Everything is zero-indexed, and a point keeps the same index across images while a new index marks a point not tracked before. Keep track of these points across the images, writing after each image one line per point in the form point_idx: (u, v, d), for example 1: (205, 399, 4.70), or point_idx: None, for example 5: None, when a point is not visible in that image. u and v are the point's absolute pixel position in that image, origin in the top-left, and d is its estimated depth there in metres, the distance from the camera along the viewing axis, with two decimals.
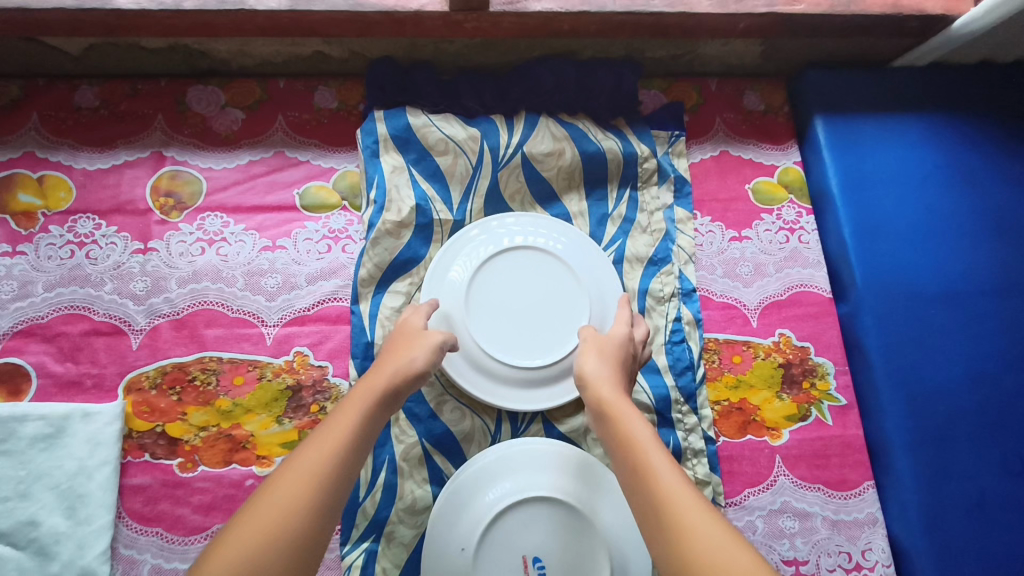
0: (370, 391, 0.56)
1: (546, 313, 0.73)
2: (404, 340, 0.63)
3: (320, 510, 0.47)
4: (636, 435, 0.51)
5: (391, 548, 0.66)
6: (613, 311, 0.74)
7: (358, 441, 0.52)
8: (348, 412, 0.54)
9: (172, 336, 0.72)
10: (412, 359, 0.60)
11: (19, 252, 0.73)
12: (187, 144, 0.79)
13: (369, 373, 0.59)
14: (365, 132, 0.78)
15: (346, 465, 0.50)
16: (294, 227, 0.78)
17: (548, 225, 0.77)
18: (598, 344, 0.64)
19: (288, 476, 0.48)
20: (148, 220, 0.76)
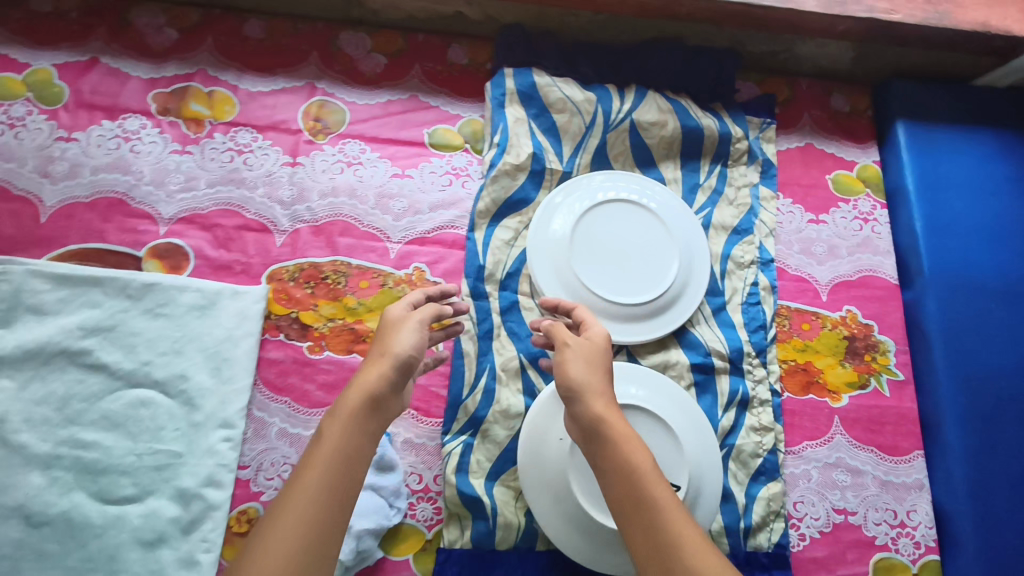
0: (365, 390, 0.56)
1: (639, 261, 0.81)
2: (386, 339, 0.61)
3: (331, 529, 0.50)
4: (627, 461, 0.54)
5: (486, 443, 0.75)
6: (699, 264, 0.83)
7: (360, 440, 0.54)
8: (347, 415, 0.55)
9: (309, 239, 0.82)
10: (396, 351, 0.59)
11: (188, 151, 0.84)
12: (335, 79, 0.89)
13: (360, 373, 0.58)
14: (495, 84, 0.87)
15: (350, 473, 0.52)
16: (422, 160, 0.87)
17: (644, 185, 0.86)
18: (582, 348, 0.62)
19: (299, 499, 0.50)
20: (297, 139, 0.86)
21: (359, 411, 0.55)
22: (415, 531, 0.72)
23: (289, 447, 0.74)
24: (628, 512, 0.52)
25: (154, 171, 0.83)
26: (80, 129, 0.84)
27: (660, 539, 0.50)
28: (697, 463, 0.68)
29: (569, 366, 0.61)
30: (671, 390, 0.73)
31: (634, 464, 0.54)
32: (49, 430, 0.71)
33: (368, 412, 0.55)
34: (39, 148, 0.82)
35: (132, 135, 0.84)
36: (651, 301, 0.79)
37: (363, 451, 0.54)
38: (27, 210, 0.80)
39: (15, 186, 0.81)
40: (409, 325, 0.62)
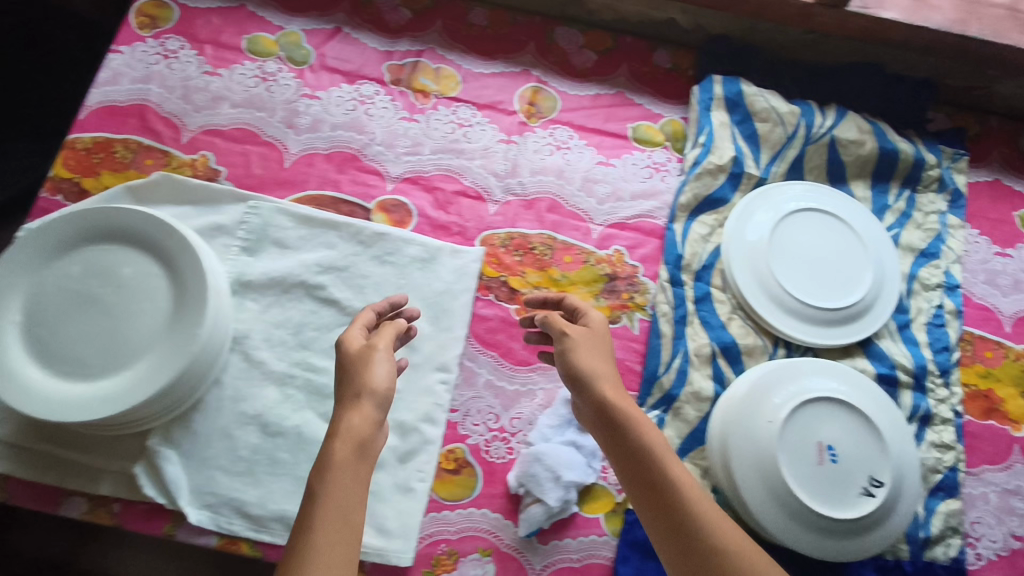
0: (355, 435, 0.56)
1: (834, 268, 0.84)
2: (359, 377, 0.60)
3: (351, 536, 0.51)
4: (663, 466, 0.58)
5: (676, 421, 0.79)
6: (891, 277, 0.85)
7: (357, 479, 0.54)
8: (341, 460, 0.54)
9: (521, 211, 0.88)
10: (372, 387, 0.59)
11: (415, 118, 0.91)
12: (549, 69, 0.96)
13: (340, 421, 0.57)
14: (703, 89, 0.92)
15: (356, 489, 0.53)
16: (625, 152, 0.92)
17: (837, 197, 0.89)
18: (583, 338, 0.67)
19: (330, 524, 0.50)
20: (513, 120, 0.92)
21: (348, 448, 0.55)
22: (606, 493, 0.76)
23: (493, 398, 0.79)
24: (658, 515, 0.57)
25: (385, 133, 0.90)
26: (322, 89, 0.92)
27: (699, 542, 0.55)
28: (901, 464, 0.70)
29: (581, 355, 0.65)
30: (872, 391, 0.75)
31: (669, 467, 0.58)
32: (286, 351, 0.79)
33: (356, 454, 0.55)
34: (286, 102, 0.91)
35: (367, 100, 0.92)
36: (846, 306, 0.82)
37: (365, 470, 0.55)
38: (273, 155, 0.88)
39: (264, 133, 0.89)
40: (378, 356, 0.62)
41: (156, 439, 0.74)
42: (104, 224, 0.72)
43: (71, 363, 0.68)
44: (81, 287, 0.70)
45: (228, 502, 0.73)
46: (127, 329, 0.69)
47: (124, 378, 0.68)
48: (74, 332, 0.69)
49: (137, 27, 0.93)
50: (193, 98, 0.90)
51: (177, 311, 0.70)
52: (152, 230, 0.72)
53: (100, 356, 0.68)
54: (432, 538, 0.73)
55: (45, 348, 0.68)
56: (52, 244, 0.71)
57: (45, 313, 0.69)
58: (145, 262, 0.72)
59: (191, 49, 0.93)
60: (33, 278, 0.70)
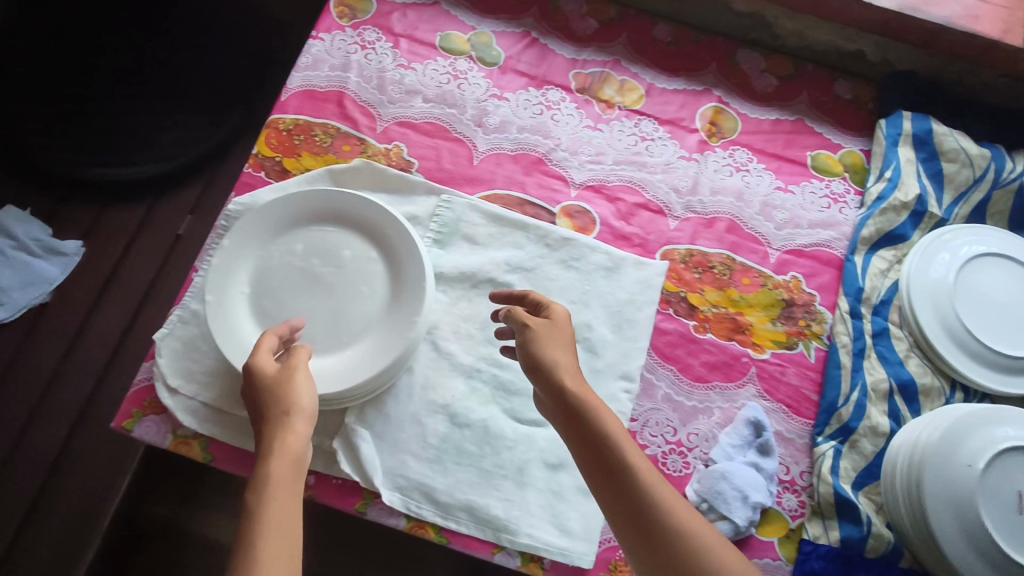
0: (291, 452, 0.55)
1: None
2: (286, 395, 0.59)
3: (291, 545, 0.49)
4: (626, 464, 0.57)
5: (853, 453, 0.79)
6: None
7: (292, 496, 0.53)
8: (279, 475, 0.53)
9: (700, 229, 0.89)
10: (299, 407, 0.59)
11: (599, 128, 0.93)
12: (731, 89, 0.96)
13: (277, 438, 0.56)
14: (890, 124, 0.92)
15: (294, 505, 0.52)
16: (803, 180, 0.92)
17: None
18: (545, 331, 0.66)
19: (270, 532, 0.49)
20: (695, 138, 0.93)
21: (285, 467, 0.54)
22: (780, 518, 0.76)
23: (671, 411, 0.80)
24: (624, 519, 0.56)
25: (570, 140, 0.92)
26: (510, 91, 0.94)
27: (652, 523, 0.55)
28: None
29: (545, 348, 0.64)
30: None
31: (625, 454, 0.57)
32: (473, 345, 0.81)
33: (292, 471, 0.54)
34: (476, 101, 0.93)
35: (553, 105, 0.94)
36: None
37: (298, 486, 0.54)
38: (462, 152, 0.91)
39: (454, 129, 0.92)
40: (299, 375, 0.61)
41: (353, 418, 0.76)
42: (330, 206, 0.75)
43: (297, 338, 0.71)
44: (306, 265, 0.73)
45: (419, 487, 0.74)
46: (348, 311, 0.72)
47: (345, 358, 0.71)
48: (298, 309, 0.72)
49: (337, 16, 0.96)
50: (388, 89, 0.93)
51: (395, 299, 0.73)
52: (373, 217, 0.75)
53: (324, 335, 0.71)
54: (611, 543, 0.74)
55: (272, 321, 0.71)
56: (280, 220, 0.75)
57: (273, 288, 0.73)
58: (364, 248, 0.75)
59: (387, 41, 0.95)
60: (263, 252, 0.74)
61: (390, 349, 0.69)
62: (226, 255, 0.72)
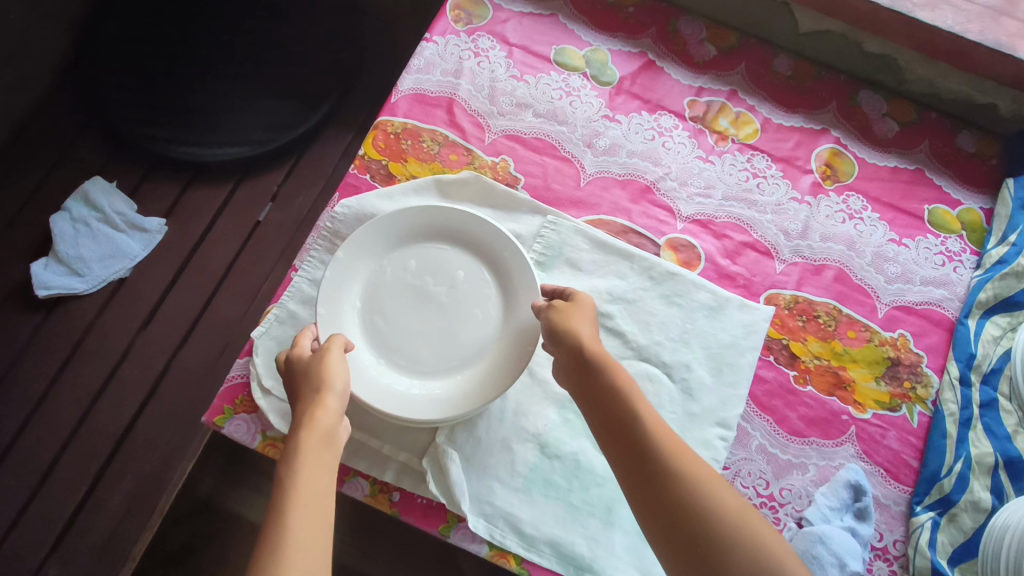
0: (321, 427, 0.55)
1: None
2: (320, 372, 0.60)
3: (321, 513, 0.49)
4: (635, 423, 0.57)
5: (951, 527, 0.76)
6: None
7: (324, 460, 0.53)
8: (307, 449, 0.53)
9: (807, 275, 0.87)
10: (333, 382, 0.59)
11: (710, 160, 0.91)
12: (850, 131, 0.94)
13: (303, 413, 0.56)
14: (1019, 184, 0.89)
15: (327, 470, 0.52)
16: (918, 234, 0.89)
17: None
18: (567, 308, 0.67)
19: (299, 503, 0.48)
20: (809, 180, 0.91)
21: (315, 436, 0.54)
22: None
23: (765, 463, 0.77)
24: (639, 485, 0.55)
25: (680, 169, 0.90)
26: (622, 113, 0.92)
27: (676, 507, 0.53)
28: None
29: (568, 322, 0.65)
30: None
31: (643, 428, 0.57)
32: None
33: (323, 438, 0.54)
34: (588, 120, 0.91)
35: (665, 132, 0.92)
36: None
37: (331, 455, 0.54)
38: (569, 171, 0.89)
39: (563, 147, 0.90)
40: (332, 355, 0.61)
41: (443, 438, 0.74)
42: (451, 224, 0.77)
43: (407, 356, 0.73)
44: (419, 282, 0.75)
45: (505, 516, 0.72)
46: (458, 332, 0.74)
47: (454, 381, 0.72)
48: (410, 327, 0.74)
49: (452, 20, 0.96)
50: (498, 100, 0.92)
51: (506, 324, 0.74)
52: (489, 239, 0.76)
53: (434, 354, 0.73)
54: None
55: (384, 337, 0.74)
56: (397, 234, 0.76)
57: (386, 303, 0.75)
58: (476, 269, 0.77)
59: (501, 50, 0.95)
60: (378, 266, 0.76)
61: (502, 379, 0.70)
62: (343, 266, 0.73)
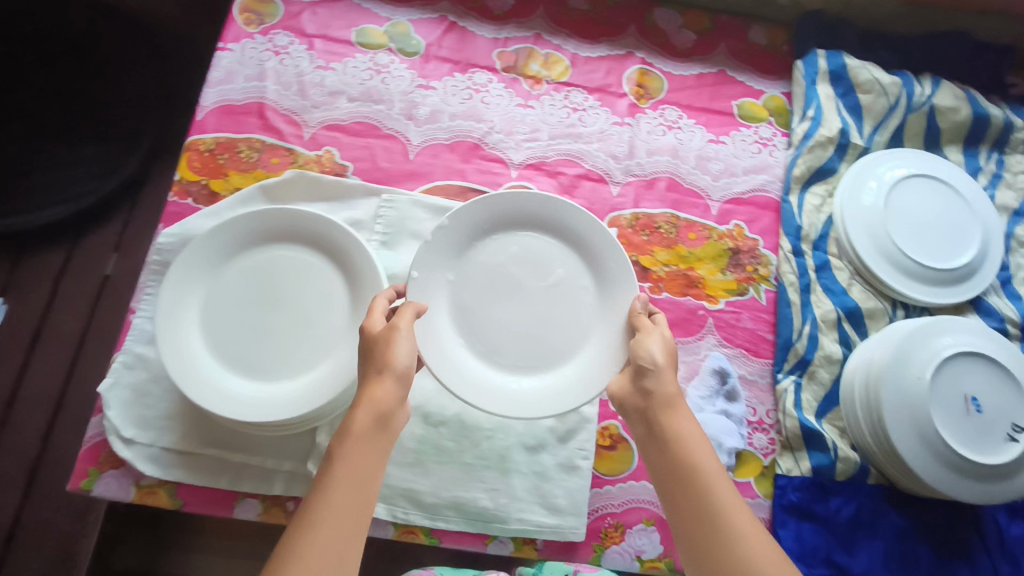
0: (378, 407, 0.57)
1: (945, 230, 0.88)
2: (381, 352, 0.60)
3: (361, 495, 0.52)
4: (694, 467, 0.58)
5: (813, 384, 0.83)
6: (991, 237, 0.90)
7: (372, 447, 0.55)
8: (360, 429, 0.55)
9: (642, 191, 0.91)
10: (396, 365, 0.59)
11: (530, 105, 0.93)
12: (653, 49, 0.98)
13: (363, 392, 0.58)
14: (807, 63, 0.96)
15: (374, 456, 0.55)
16: (732, 129, 0.95)
17: (936, 161, 0.93)
18: (651, 332, 0.67)
19: (342, 485, 0.52)
20: (625, 103, 0.95)
21: (368, 418, 0.56)
22: (754, 458, 0.80)
23: None
24: (687, 521, 0.56)
25: (503, 121, 0.92)
26: (436, 78, 0.93)
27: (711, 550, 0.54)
28: None
29: (646, 345, 0.66)
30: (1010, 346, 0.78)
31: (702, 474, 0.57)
32: None
33: (372, 421, 0.56)
34: (403, 93, 0.92)
35: (481, 88, 0.93)
36: (961, 267, 0.87)
37: (381, 442, 0.56)
38: (396, 147, 0.89)
39: (385, 125, 0.90)
40: (399, 334, 0.61)
41: (325, 436, 0.74)
42: (558, 225, 0.78)
43: (481, 341, 0.75)
44: (540, 281, 0.77)
45: (404, 493, 0.74)
46: (546, 325, 0.76)
47: (531, 370, 0.74)
48: (524, 325, 0.76)
49: (243, 24, 0.93)
50: (309, 93, 0.90)
51: (607, 327, 0.75)
52: (601, 241, 0.76)
53: (537, 348, 0.75)
54: (599, 513, 0.77)
55: (471, 323, 0.75)
56: (483, 221, 0.77)
57: (473, 292, 0.76)
58: (591, 276, 0.77)
59: (300, 43, 0.93)
60: (465, 255, 0.77)
61: (581, 383, 0.72)
62: (428, 250, 0.74)
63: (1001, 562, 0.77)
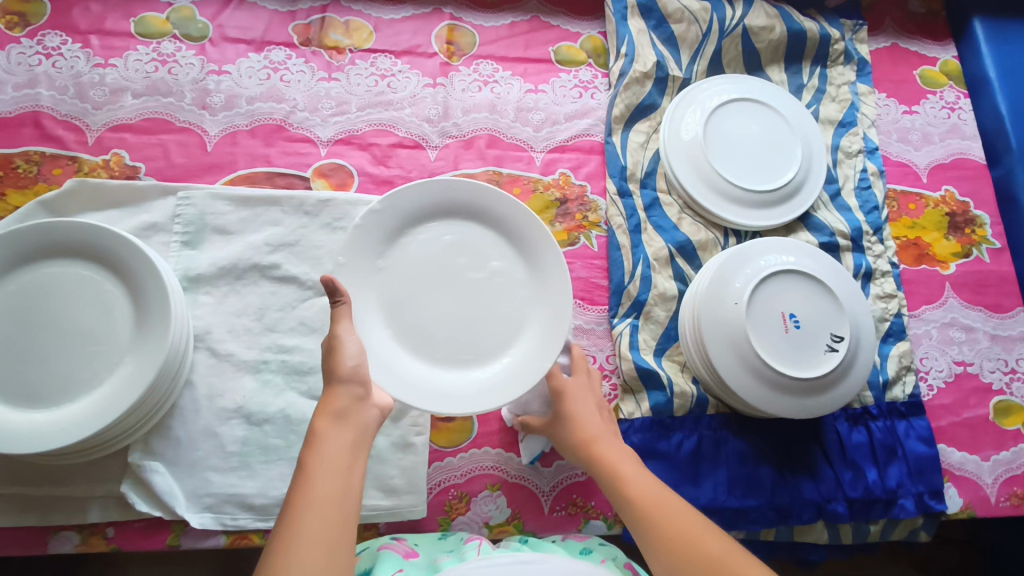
0: (338, 410, 0.57)
1: (768, 151, 0.88)
2: (328, 363, 0.59)
3: (342, 495, 0.52)
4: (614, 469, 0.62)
5: (650, 324, 0.82)
6: (815, 153, 0.90)
7: (345, 445, 0.55)
8: (324, 433, 0.55)
9: (461, 151, 0.88)
10: (341, 372, 0.58)
11: (334, 77, 0.88)
12: (461, 4, 0.95)
13: (326, 400, 0.57)
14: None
15: (348, 452, 0.55)
16: (551, 76, 0.93)
17: (756, 84, 0.92)
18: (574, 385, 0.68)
19: (322, 489, 0.51)
20: (435, 62, 0.91)
21: (331, 423, 0.56)
22: None
23: None
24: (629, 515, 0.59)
25: (306, 98, 0.87)
26: (229, 62, 0.87)
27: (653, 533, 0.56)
28: (858, 326, 0.77)
29: (568, 398, 0.67)
30: (830, 264, 0.79)
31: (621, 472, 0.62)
32: (253, 338, 0.76)
33: (338, 423, 0.56)
34: (194, 82, 0.86)
35: (279, 66, 0.88)
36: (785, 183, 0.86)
37: (355, 436, 0.56)
38: (192, 140, 0.84)
39: (177, 119, 0.84)
40: (344, 340, 0.60)
41: (138, 454, 0.70)
42: (498, 213, 0.72)
43: (417, 336, 0.69)
44: (469, 268, 0.72)
45: (229, 499, 0.70)
46: (483, 313, 0.71)
47: (463, 362, 0.69)
48: (454, 313, 0.70)
49: (5, 28, 0.85)
50: (89, 95, 0.84)
51: (543, 313, 0.70)
52: (526, 223, 0.71)
53: (473, 339, 0.70)
54: (441, 487, 0.75)
55: (401, 315, 0.70)
56: (414, 208, 0.71)
57: (401, 284, 0.70)
58: (520, 262, 0.72)
59: (74, 42, 0.86)
60: (395, 244, 0.71)
61: (514, 377, 0.67)
62: (355, 243, 0.68)
63: (843, 471, 0.78)
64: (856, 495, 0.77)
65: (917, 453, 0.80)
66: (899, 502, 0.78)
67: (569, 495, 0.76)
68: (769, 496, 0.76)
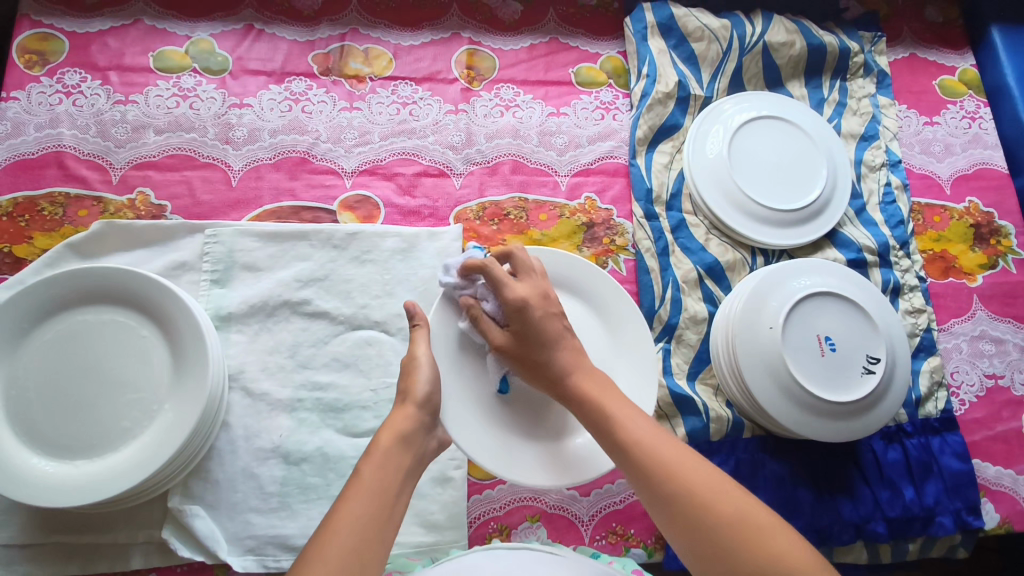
0: (396, 430, 0.58)
1: (806, 184, 0.87)
2: (404, 381, 0.61)
3: (380, 518, 0.51)
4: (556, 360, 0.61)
5: (681, 348, 0.82)
6: (845, 188, 0.90)
7: (398, 470, 0.55)
8: (383, 451, 0.56)
9: (486, 178, 0.87)
10: (414, 395, 0.60)
11: (356, 107, 0.88)
12: (478, 29, 0.94)
13: (390, 419, 0.59)
14: (635, 20, 0.94)
15: (398, 478, 0.55)
16: (572, 98, 0.93)
17: (808, 118, 0.91)
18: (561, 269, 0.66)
19: (362, 503, 0.51)
20: (457, 88, 0.91)
21: (389, 445, 0.56)
22: None
23: None
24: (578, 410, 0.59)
25: (328, 129, 0.87)
26: (250, 95, 0.87)
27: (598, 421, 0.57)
28: (893, 360, 0.77)
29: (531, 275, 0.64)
30: (865, 286, 0.80)
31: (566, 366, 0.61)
32: (287, 376, 0.76)
33: (399, 446, 0.57)
34: (216, 116, 0.85)
35: (300, 97, 0.88)
36: (812, 226, 0.86)
37: (408, 466, 0.56)
38: (216, 176, 0.83)
39: (201, 154, 0.84)
40: (421, 359, 0.62)
41: (178, 498, 0.70)
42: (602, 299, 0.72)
43: (492, 387, 0.68)
44: None
45: (271, 541, 0.70)
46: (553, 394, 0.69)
47: (527, 428, 0.67)
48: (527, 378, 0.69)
49: (24, 67, 0.84)
50: (111, 133, 0.83)
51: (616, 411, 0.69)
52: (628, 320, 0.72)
53: (541, 413, 0.68)
54: (481, 520, 0.74)
55: (480, 361, 0.68)
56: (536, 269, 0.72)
57: None
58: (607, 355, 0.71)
59: (94, 79, 0.85)
60: None
61: (556, 462, 0.65)
62: None
63: (880, 490, 0.78)
64: (894, 514, 0.77)
65: (952, 469, 0.80)
66: (937, 519, 0.78)
67: (608, 524, 0.76)
68: (809, 518, 0.76)
